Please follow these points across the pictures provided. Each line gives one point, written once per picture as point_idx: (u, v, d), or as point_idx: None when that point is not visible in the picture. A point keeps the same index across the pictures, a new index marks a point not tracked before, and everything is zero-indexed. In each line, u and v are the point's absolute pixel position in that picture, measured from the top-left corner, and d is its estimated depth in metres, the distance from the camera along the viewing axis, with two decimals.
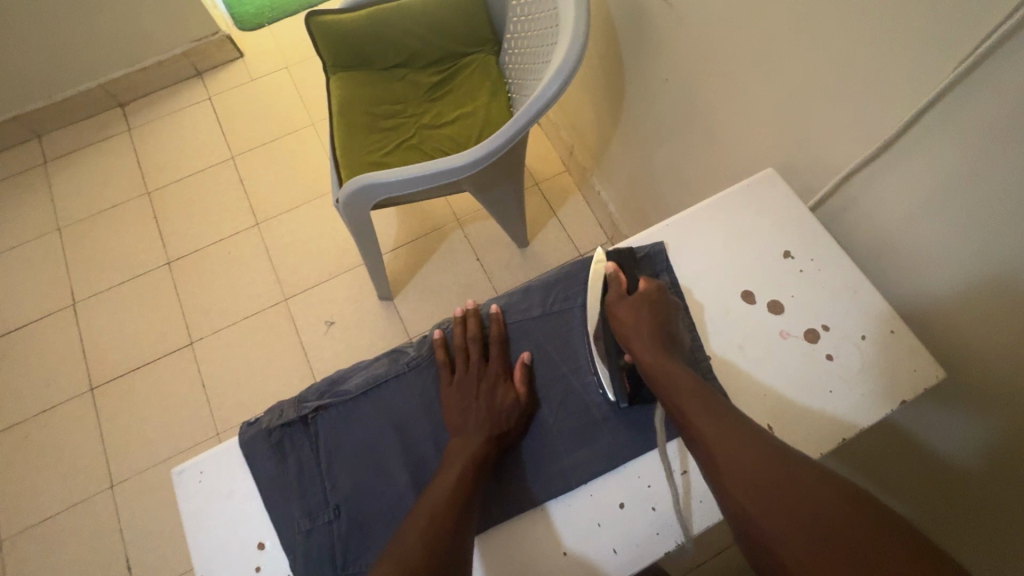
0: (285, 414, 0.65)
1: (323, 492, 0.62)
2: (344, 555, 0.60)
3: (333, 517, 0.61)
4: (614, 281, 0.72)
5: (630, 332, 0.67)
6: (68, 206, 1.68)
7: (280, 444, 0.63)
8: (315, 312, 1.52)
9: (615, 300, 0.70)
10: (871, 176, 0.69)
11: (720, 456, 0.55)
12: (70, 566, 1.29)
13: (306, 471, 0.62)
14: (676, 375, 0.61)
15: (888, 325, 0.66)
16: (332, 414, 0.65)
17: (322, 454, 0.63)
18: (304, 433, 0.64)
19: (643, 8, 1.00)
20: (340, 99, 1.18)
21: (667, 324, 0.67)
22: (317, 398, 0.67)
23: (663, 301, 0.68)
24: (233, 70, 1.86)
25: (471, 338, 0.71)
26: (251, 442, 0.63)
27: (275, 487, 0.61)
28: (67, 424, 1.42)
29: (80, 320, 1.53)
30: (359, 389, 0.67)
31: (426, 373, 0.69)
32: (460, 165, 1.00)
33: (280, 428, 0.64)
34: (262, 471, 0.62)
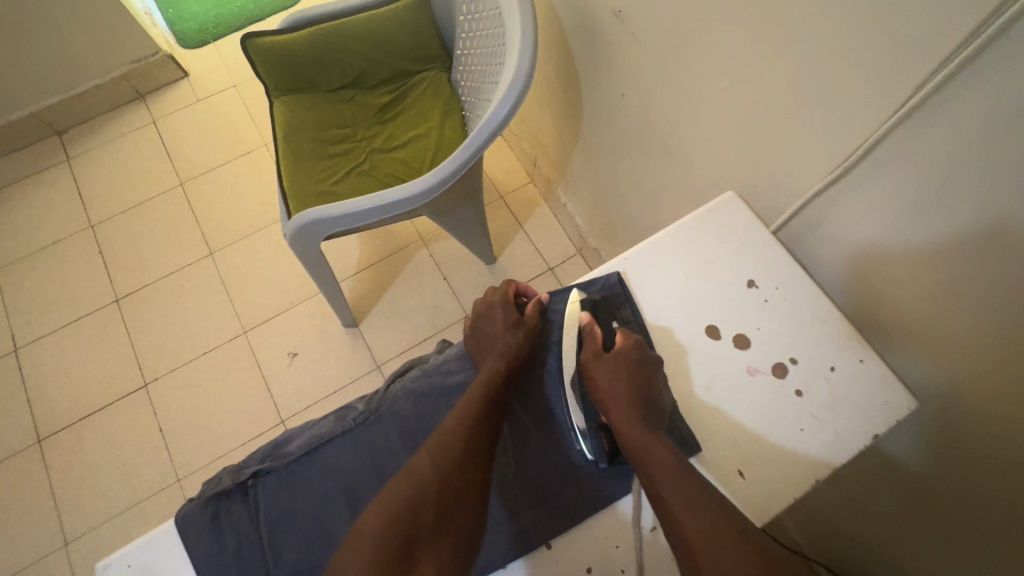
0: (221, 482, 0.59)
1: (265, 568, 0.56)
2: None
3: None
4: (589, 336, 0.67)
5: (607, 398, 0.62)
6: (4, 243, 1.57)
7: (215, 518, 0.57)
8: (276, 343, 1.45)
9: (590, 361, 0.65)
10: (832, 202, 0.67)
11: (692, 539, 0.51)
12: None
13: (246, 545, 0.56)
14: (653, 450, 0.57)
15: (857, 353, 0.64)
16: (273, 479, 0.59)
17: (262, 525, 0.57)
18: (242, 503, 0.58)
19: (594, 19, 0.96)
20: (285, 125, 1.12)
21: (644, 379, 0.62)
22: (258, 463, 0.61)
23: (641, 362, 0.63)
24: (179, 91, 1.77)
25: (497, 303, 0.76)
26: (184, 518, 0.56)
27: (212, 567, 0.55)
28: (14, 480, 1.33)
29: (24, 366, 1.44)
30: (303, 449, 0.61)
31: (376, 427, 0.64)
32: (414, 194, 0.95)
33: (216, 499, 0.58)
34: (196, 551, 0.55)
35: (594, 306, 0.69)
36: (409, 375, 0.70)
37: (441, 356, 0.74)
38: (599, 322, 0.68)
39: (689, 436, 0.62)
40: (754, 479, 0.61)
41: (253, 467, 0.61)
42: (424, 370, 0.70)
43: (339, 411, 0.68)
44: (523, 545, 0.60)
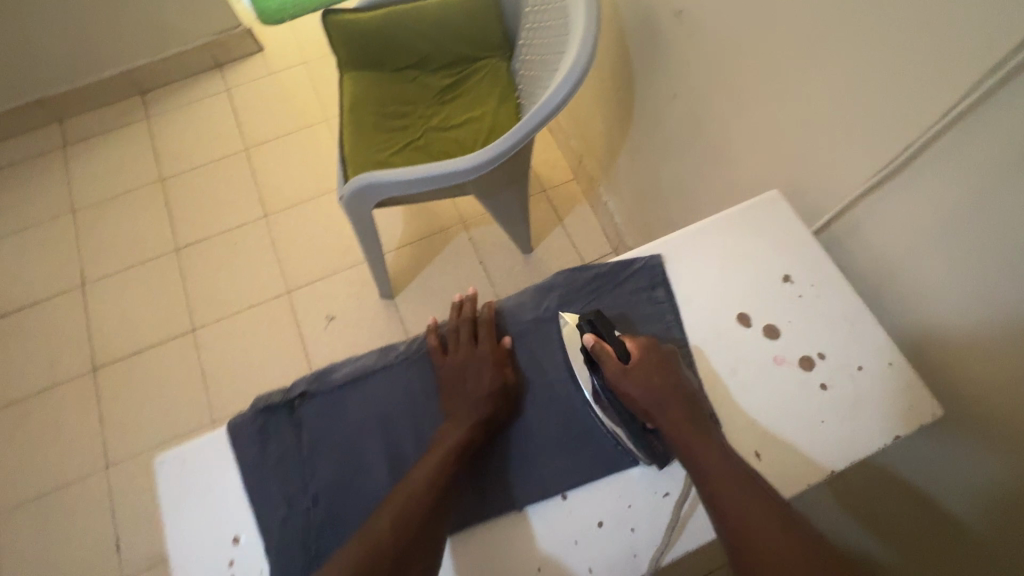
0: (272, 396, 0.64)
1: (301, 480, 0.61)
2: (317, 545, 0.58)
3: (310, 505, 0.60)
4: (601, 355, 0.62)
5: (645, 407, 0.59)
6: (83, 190, 1.70)
7: (263, 429, 0.63)
8: (316, 306, 1.53)
9: (617, 378, 0.60)
10: (875, 204, 0.68)
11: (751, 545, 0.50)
12: (61, 544, 1.31)
13: (287, 456, 0.62)
14: (709, 454, 0.55)
15: (886, 357, 0.65)
16: (317, 402, 0.64)
17: (303, 441, 0.62)
18: (288, 418, 0.64)
19: (654, 19, 0.98)
20: (351, 97, 1.19)
21: (680, 380, 0.61)
22: (306, 383, 0.66)
23: (671, 364, 0.62)
24: (252, 64, 1.88)
25: (460, 328, 0.69)
26: (237, 425, 0.62)
27: (257, 471, 0.61)
28: (69, 404, 1.44)
29: (87, 301, 1.56)
30: (348, 378, 0.66)
31: (416, 366, 0.67)
32: (465, 169, 1.00)
33: (265, 412, 0.63)
34: (244, 455, 0.61)
35: (591, 326, 0.65)
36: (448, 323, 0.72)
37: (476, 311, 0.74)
38: (606, 340, 0.63)
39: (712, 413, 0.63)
40: (769, 462, 0.62)
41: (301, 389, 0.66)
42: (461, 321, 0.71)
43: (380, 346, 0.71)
44: (541, 493, 0.61)
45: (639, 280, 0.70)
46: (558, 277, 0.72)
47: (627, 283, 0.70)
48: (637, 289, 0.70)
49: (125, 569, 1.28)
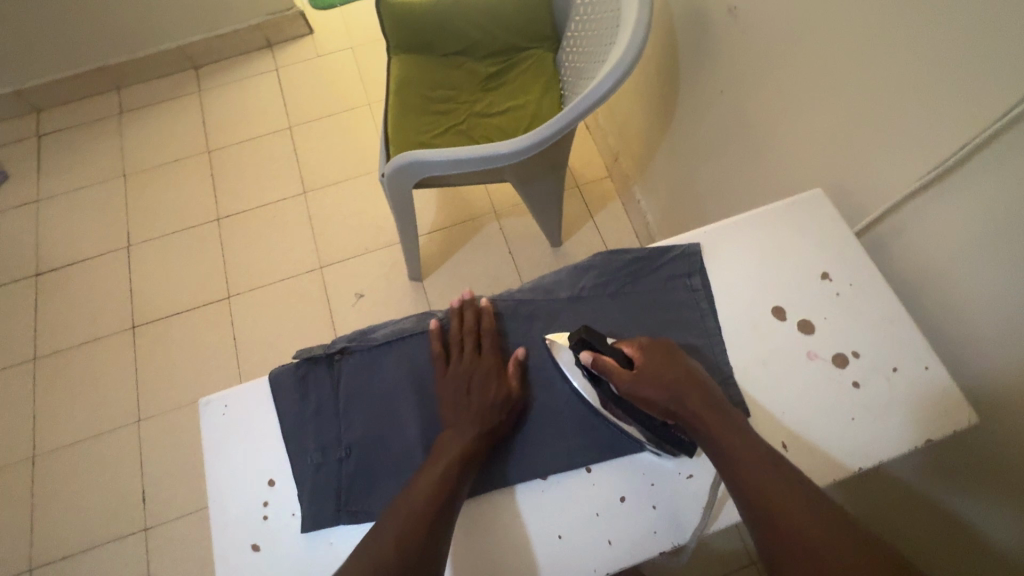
0: (313, 349, 0.67)
1: (336, 431, 0.63)
2: (347, 495, 0.60)
3: (343, 455, 0.62)
4: (604, 371, 0.61)
5: (658, 403, 0.58)
6: (133, 156, 1.78)
7: (304, 379, 0.65)
8: (347, 283, 1.56)
9: (625, 384, 0.59)
10: (922, 208, 0.67)
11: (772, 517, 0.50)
12: (91, 490, 1.37)
13: (324, 409, 0.64)
14: (727, 433, 0.56)
15: (923, 360, 0.64)
16: (356, 359, 0.67)
17: (341, 394, 0.65)
18: (327, 373, 0.66)
19: (707, 16, 0.99)
20: (399, 79, 1.22)
21: (692, 371, 0.60)
22: (346, 341, 0.68)
23: (682, 358, 0.61)
24: (301, 46, 1.94)
25: (463, 336, 0.67)
26: (280, 373, 0.65)
27: (297, 418, 0.64)
28: (107, 357, 1.50)
29: (131, 262, 1.62)
30: (388, 338, 0.68)
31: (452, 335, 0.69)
32: (506, 153, 1.01)
33: (307, 363, 0.66)
34: (286, 402, 0.64)
35: (585, 343, 0.63)
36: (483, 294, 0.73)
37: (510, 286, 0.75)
38: (603, 352, 0.62)
39: (739, 400, 0.64)
40: (795, 455, 0.62)
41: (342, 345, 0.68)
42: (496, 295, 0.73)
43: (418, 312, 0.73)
44: (565, 464, 0.62)
45: (674, 267, 0.71)
46: (586, 261, 0.74)
47: (663, 270, 0.71)
48: (673, 276, 0.71)
49: (149, 519, 1.34)
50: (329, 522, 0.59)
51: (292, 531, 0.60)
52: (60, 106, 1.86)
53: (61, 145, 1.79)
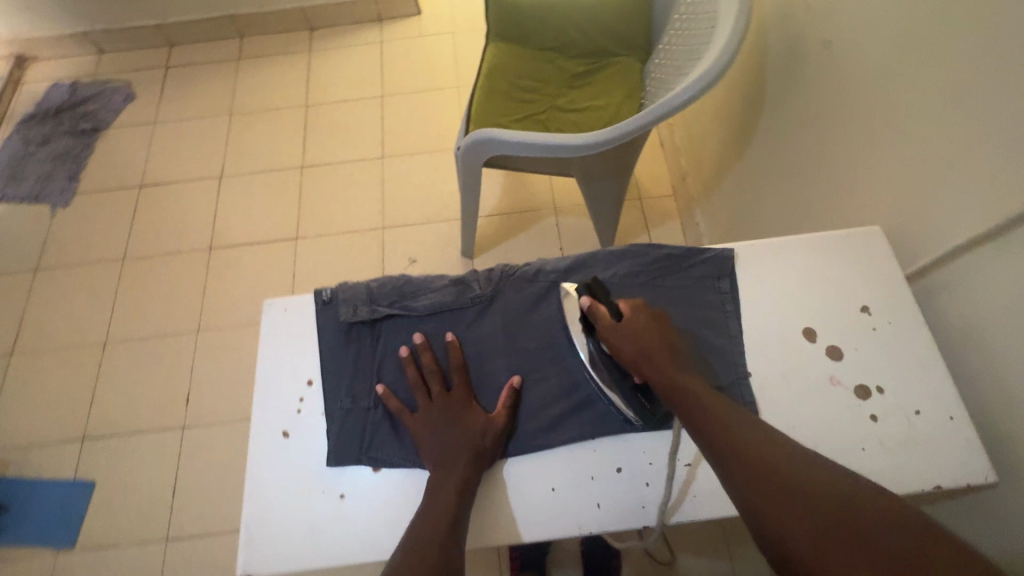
0: (359, 310, 0.72)
1: (370, 381, 0.69)
2: (370, 440, 0.66)
3: (371, 405, 0.68)
4: (593, 317, 0.68)
5: (630, 353, 0.64)
6: (241, 98, 1.96)
7: (348, 331, 0.72)
8: (403, 247, 1.66)
9: (608, 331, 0.66)
10: (977, 262, 0.66)
11: (722, 445, 0.55)
12: (145, 382, 1.52)
13: (363, 360, 0.70)
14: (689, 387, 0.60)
15: (947, 410, 0.64)
16: (398, 322, 0.73)
17: (380, 349, 0.71)
18: (369, 330, 0.72)
19: (799, 47, 1.00)
20: (491, 63, 1.29)
21: (668, 332, 0.66)
22: (389, 304, 0.73)
23: (661, 322, 0.67)
24: (407, 24, 2.07)
25: (427, 376, 0.68)
26: (328, 320, 0.72)
27: (335, 359, 0.70)
28: (182, 269, 1.67)
29: (220, 190, 1.79)
30: (428, 309, 0.73)
31: (487, 313, 0.74)
32: (575, 145, 1.06)
33: (353, 322, 0.72)
34: (329, 344, 0.71)
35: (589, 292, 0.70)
36: (519, 274, 0.76)
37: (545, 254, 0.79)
38: (600, 301, 0.69)
39: (752, 403, 0.65)
40: None
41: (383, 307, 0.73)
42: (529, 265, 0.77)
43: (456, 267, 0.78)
44: (570, 429, 0.66)
45: (706, 268, 0.74)
46: (619, 256, 0.76)
47: (695, 269, 0.74)
48: (703, 277, 0.73)
49: (188, 420, 1.47)
50: (351, 461, 0.65)
51: (319, 429, 0.67)
52: (190, 44, 2.08)
53: (184, 78, 2.00)
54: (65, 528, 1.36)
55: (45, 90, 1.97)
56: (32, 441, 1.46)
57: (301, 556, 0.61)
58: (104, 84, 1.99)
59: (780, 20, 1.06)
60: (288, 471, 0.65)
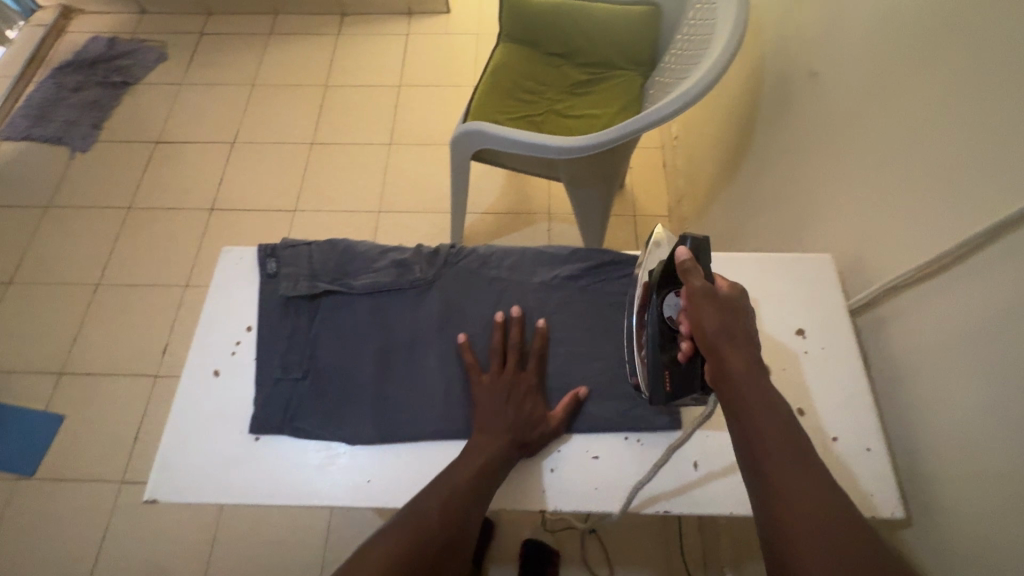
0: (299, 286, 0.72)
1: (302, 355, 0.70)
2: (294, 410, 0.66)
3: (300, 377, 0.68)
4: (686, 274, 0.60)
5: (711, 327, 0.58)
6: (266, 71, 2.02)
7: (286, 306, 0.72)
8: (396, 232, 1.69)
9: (701, 296, 0.59)
10: (918, 297, 0.66)
11: (756, 436, 0.53)
12: (128, 327, 1.56)
13: (297, 334, 0.71)
14: (750, 383, 0.55)
15: (864, 441, 0.63)
16: (336, 299, 0.73)
17: (315, 325, 0.71)
18: (308, 304, 0.73)
19: (790, 77, 1.01)
20: (498, 62, 1.33)
21: (746, 321, 0.59)
22: (329, 281, 0.73)
23: (742, 307, 0.60)
24: (436, 21, 2.12)
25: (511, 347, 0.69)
26: (269, 292, 0.73)
27: (269, 333, 0.71)
28: (182, 226, 1.72)
29: (231, 155, 1.85)
30: (367, 289, 0.73)
31: (425, 295, 0.74)
32: (560, 146, 1.08)
33: (292, 298, 0.72)
34: (267, 317, 0.72)
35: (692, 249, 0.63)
36: (462, 264, 0.76)
37: (492, 246, 0.79)
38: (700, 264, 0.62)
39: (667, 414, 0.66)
40: (703, 475, 0.65)
41: (323, 283, 0.73)
42: (474, 252, 0.77)
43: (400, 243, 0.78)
44: None
45: None
46: (565, 263, 0.78)
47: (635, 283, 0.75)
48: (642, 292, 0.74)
49: (162, 369, 1.51)
50: (274, 431, 0.65)
51: (247, 369, 0.70)
52: (226, 16, 2.16)
53: (215, 46, 2.08)
54: (28, 457, 1.39)
55: (84, 41, 2.07)
56: (14, 368, 1.51)
57: (206, 485, 0.63)
58: (140, 42, 2.08)
59: (776, 51, 1.08)
60: (211, 406, 0.67)
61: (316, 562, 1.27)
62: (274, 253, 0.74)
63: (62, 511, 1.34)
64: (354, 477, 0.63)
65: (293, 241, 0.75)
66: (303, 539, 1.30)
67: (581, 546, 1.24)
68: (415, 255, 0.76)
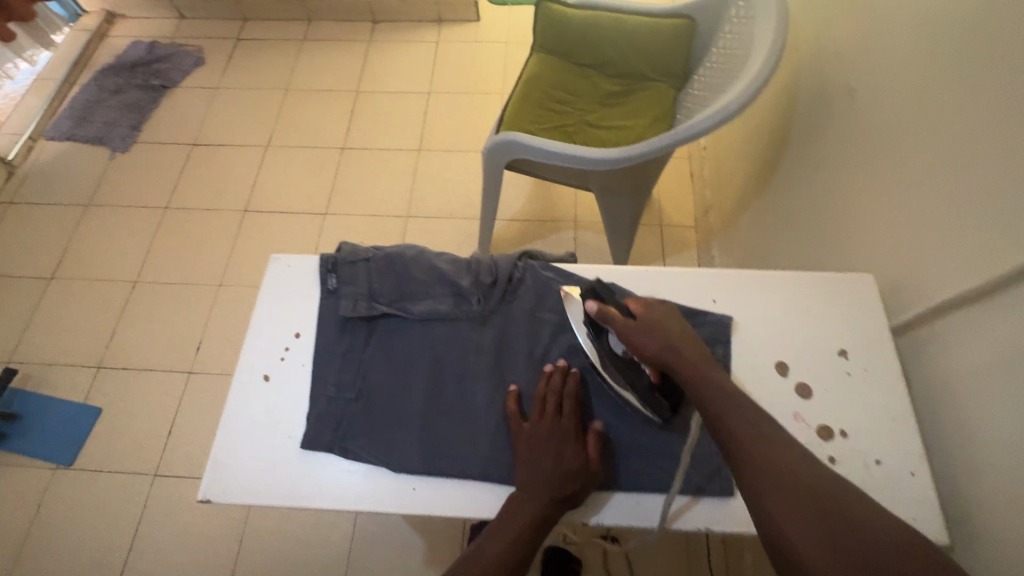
0: (358, 306, 0.74)
1: (356, 374, 0.72)
2: (345, 430, 0.68)
3: (353, 397, 0.70)
4: (610, 317, 0.67)
5: (654, 348, 0.64)
6: (299, 76, 2.07)
7: (344, 324, 0.74)
8: (423, 238, 1.71)
9: (629, 327, 0.66)
10: (960, 321, 0.66)
11: (734, 431, 0.55)
12: (162, 324, 1.61)
13: (351, 353, 0.73)
14: (713, 382, 0.60)
15: (908, 465, 0.63)
16: (393, 322, 0.75)
17: (371, 346, 0.73)
18: (366, 324, 0.75)
19: (825, 94, 1.01)
20: (530, 73, 1.35)
21: (683, 328, 0.66)
22: (387, 303, 0.75)
23: (665, 317, 0.67)
24: (465, 29, 2.15)
25: (551, 393, 0.68)
26: (328, 308, 0.75)
27: (326, 348, 0.73)
28: (217, 226, 1.76)
29: (264, 159, 1.89)
30: (423, 315, 0.74)
31: (480, 327, 0.75)
32: (596, 159, 1.09)
33: (350, 320, 0.74)
34: (324, 333, 0.74)
35: (595, 296, 0.70)
36: (518, 297, 0.77)
37: (553, 283, 0.78)
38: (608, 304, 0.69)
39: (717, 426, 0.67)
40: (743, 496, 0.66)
41: (380, 307, 0.75)
42: (529, 285, 0.78)
43: (458, 268, 0.78)
44: None
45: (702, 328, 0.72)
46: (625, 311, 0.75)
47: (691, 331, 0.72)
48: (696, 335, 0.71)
49: (195, 366, 1.55)
50: (324, 449, 0.67)
51: (297, 378, 0.72)
52: (262, 21, 2.21)
53: (251, 51, 2.13)
54: (66, 448, 1.44)
55: (126, 45, 2.14)
56: (54, 361, 1.56)
57: (254, 487, 0.65)
58: (178, 47, 2.14)
59: (812, 66, 1.07)
60: (262, 412, 0.69)
61: (342, 562, 1.29)
62: (335, 268, 0.77)
63: (97, 502, 1.38)
64: (400, 484, 0.66)
65: (353, 258, 0.77)
66: (329, 538, 1.32)
67: (604, 556, 1.24)
68: (472, 284, 0.76)
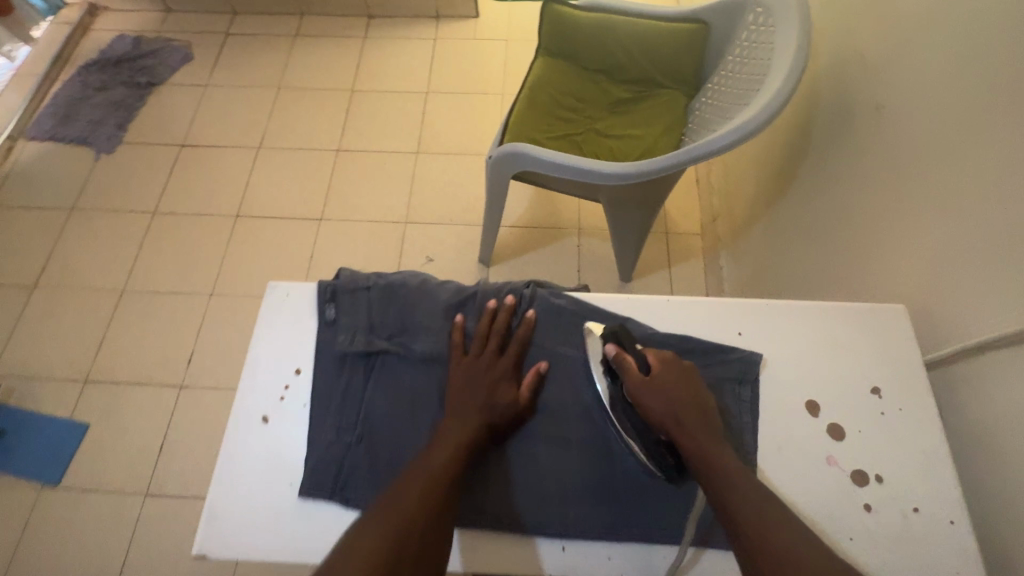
0: (357, 342, 0.69)
1: (356, 416, 0.67)
2: (346, 478, 0.63)
3: (354, 441, 0.65)
4: (622, 366, 0.65)
5: (658, 412, 0.62)
6: (292, 74, 1.99)
7: (342, 361, 0.69)
8: (422, 244, 1.66)
9: (638, 385, 0.63)
10: (1002, 361, 0.62)
11: (750, 524, 0.53)
12: (151, 335, 1.55)
13: (351, 393, 0.68)
14: (722, 461, 0.58)
15: (947, 514, 0.60)
16: (391, 360, 0.69)
17: (371, 383, 0.68)
18: (363, 361, 0.69)
19: (849, 107, 0.97)
20: (536, 78, 1.29)
21: (699, 392, 0.63)
22: (386, 338, 0.70)
23: (679, 377, 0.64)
24: (463, 25, 2.08)
25: (494, 331, 0.70)
26: (326, 345, 0.70)
27: (326, 386, 0.68)
28: (208, 231, 1.70)
29: (256, 161, 1.82)
30: (423, 354, 0.69)
31: None
32: (607, 173, 1.05)
33: (349, 356, 0.69)
34: (322, 372, 0.69)
35: (615, 339, 0.68)
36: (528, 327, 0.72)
37: (563, 311, 0.73)
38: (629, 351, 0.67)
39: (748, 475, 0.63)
40: None
41: (381, 342, 0.70)
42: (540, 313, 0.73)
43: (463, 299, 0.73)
44: (557, 505, 0.63)
45: (727, 365, 0.68)
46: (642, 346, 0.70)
47: (715, 367, 0.68)
48: (722, 376, 0.68)
49: (187, 379, 1.49)
50: (325, 497, 0.62)
51: (298, 419, 0.67)
52: (251, 15, 2.13)
53: (241, 47, 2.05)
54: (52, 465, 1.39)
55: (109, 40, 2.05)
56: (38, 374, 1.50)
57: (253, 541, 0.61)
58: (165, 42, 2.05)
59: (834, 75, 1.02)
60: (259, 457, 0.65)
61: None
62: (335, 298, 0.72)
63: (87, 522, 1.33)
64: None
65: (353, 286, 0.73)
66: None
67: None
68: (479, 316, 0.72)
